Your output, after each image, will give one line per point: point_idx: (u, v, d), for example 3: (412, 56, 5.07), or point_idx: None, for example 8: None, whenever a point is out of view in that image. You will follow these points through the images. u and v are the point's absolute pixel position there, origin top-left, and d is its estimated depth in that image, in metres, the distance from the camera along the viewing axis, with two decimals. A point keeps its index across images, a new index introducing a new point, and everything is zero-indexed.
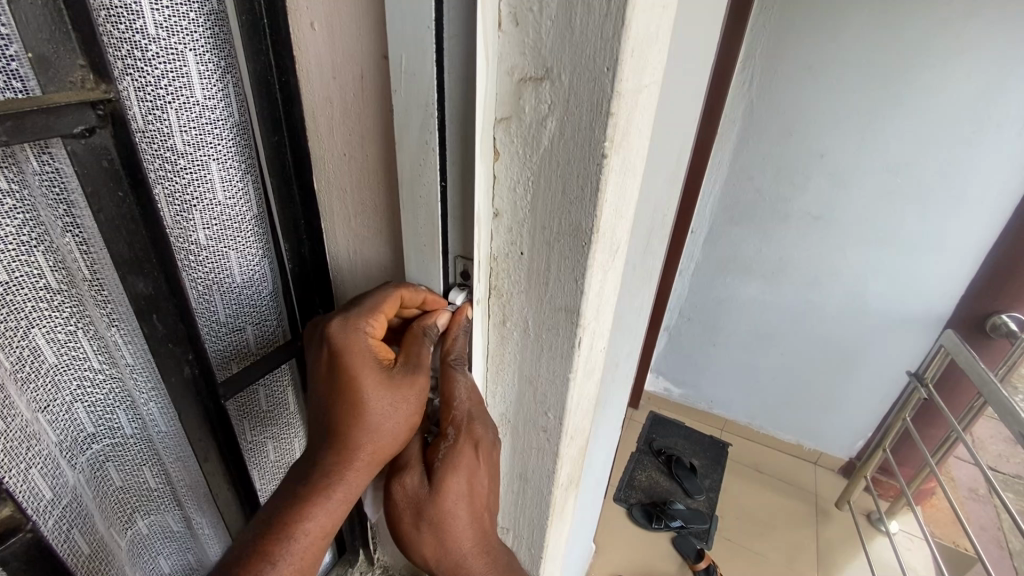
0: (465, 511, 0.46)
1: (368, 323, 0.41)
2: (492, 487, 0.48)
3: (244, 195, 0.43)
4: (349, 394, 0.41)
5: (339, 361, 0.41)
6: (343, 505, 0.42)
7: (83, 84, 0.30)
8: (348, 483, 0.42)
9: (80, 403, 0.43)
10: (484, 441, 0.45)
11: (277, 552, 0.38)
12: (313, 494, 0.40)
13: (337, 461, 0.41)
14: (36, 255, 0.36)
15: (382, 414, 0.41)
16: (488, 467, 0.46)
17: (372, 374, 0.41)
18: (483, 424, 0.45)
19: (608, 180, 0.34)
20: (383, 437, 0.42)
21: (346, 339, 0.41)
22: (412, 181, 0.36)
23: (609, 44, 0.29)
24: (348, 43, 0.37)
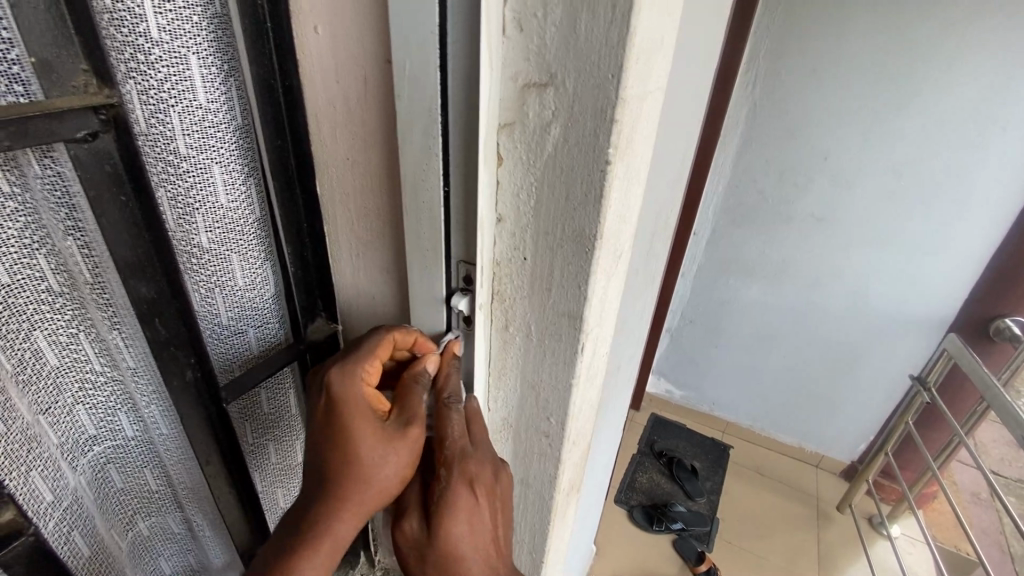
0: (463, 552, 0.44)
1: (365, 369, 0.41)
2: (495, 526, 0.46)
3: (247, 198, 0.43)
4: (344, 443, 0.41)
5: (336, 411, 0.41)
6: (333, 556, 0.42)
7: (86, 89, 0.30)
8: (338, 532, 0.42)
9: (81, 405, 0.43)
10: (479, 479, 0.44)
11: None
12: (303, 544, 0.40)
13: (329, 511, 0.41)
14: (37, 258, 0.36)
15: (377, 464, 0.41)
16: (488, 506, 0.44)
17: (368, 424, 0.41)
18: (477, 461, 0.44)
19: (612, 187, 0.34)
20: (377, 487, 0.42)
21: (342, 389, 0.41)
22: (415, 186, 0.36)
23: (613, 51, 0.29)
24: (352, 48, 0.37)
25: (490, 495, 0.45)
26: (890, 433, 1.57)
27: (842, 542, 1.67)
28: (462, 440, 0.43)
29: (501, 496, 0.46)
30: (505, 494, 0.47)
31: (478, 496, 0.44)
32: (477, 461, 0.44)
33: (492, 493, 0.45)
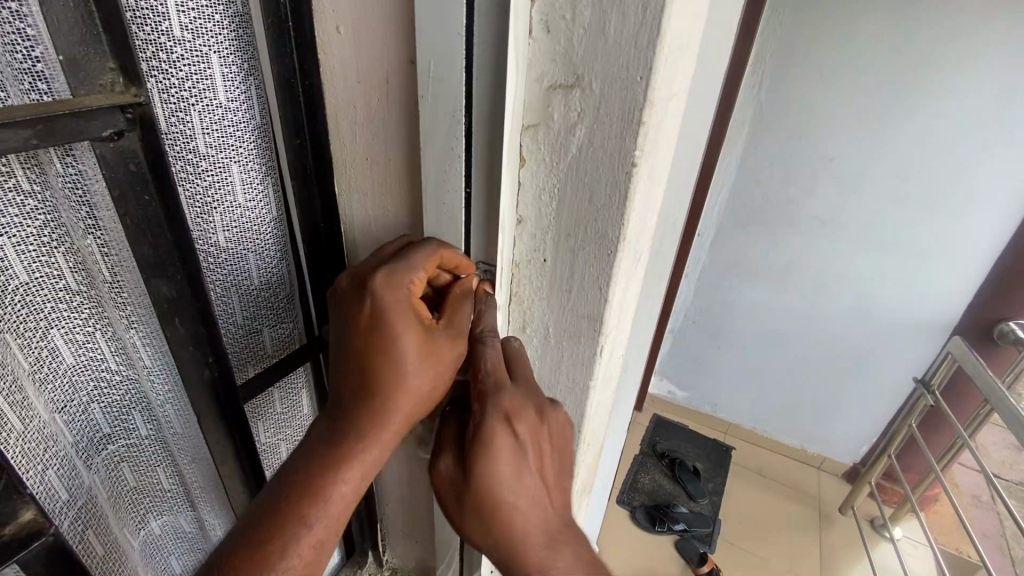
0: (508, 499, 0.39)
1: (411, 281, 0.37)
2: (544, 475, 0.41)
3: (264, 197, 0.43)
4: (389, 355, 0.38)
5: (382, 319, 0.37)
6: (371, 471, 0.39)
7: (113, 87, 0.30)
8: (378, 448, 0.39)
9: (96, 404, 0.42)
10: (522, 418, 0.40)
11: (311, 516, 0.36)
12: (341, 457, 0.37)
13: (369, 423, 0.38)
14: (55, 256, 0.36)
15: (417, 376, 0.39)
16: (534, 450, 0.40)
17: (411, 334, 0.38)
18: (517, 397, 0.40)
19: (637, 188, 0.34)
20: (420, 396, 0.40)
21: (388, 298, 0.37)
22: (437, 187, 0.36)
23: (642, 53, 0.29)
24: (374, 48, 0.36)
25: (536, 439, 0.40)
26: (893, 435, 1.58)
27: (844, 544, 1.67)
28: (500, 374, 0.41)
29: (551, 441, 0.41)
30: (558, 440, 0.42)
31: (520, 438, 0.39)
32: (516, 398, 0.40)
33: (540, 435, 0.41)
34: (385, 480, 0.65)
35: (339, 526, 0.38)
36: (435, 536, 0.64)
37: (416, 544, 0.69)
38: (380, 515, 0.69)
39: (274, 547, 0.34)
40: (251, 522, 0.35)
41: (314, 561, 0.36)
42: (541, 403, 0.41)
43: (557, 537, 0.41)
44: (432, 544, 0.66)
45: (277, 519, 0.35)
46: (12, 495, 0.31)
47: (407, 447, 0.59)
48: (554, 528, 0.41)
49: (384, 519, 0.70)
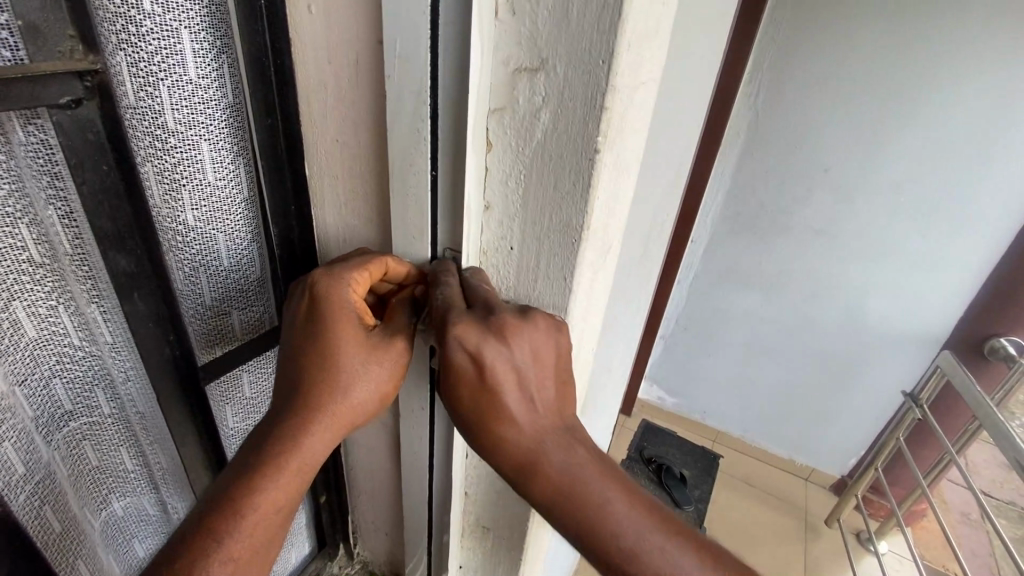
0: (486, 412, 0.39)
1: (353, 278, 0.39)
2: (525, 385, 0.39)
3: (235, 178, 0.43)
4: (325, 352, 0.40)
5: (318, 308, 0.40)
6: (299, 482, 0.39)
7: (72, 54, 0.29)
8: (304, 456, 0.39)
9: (58, 378, 0.42)
10: (482, 343, 0.37)
11: (221, 533, 0.35)
12: (262, 468, 0.37)
13: (295, 426, 0.39)
14: (19, 227, 0.36)
15: (349, 377, 0.40)
16: (504, 368, 0.38)
17: (350, 334, 0.40)
18: (468, 321, 0.37)
19: (601, 176, 0.34)
20: (353, 404, 0.41)
21: (325, 291, 0.39)
22: (403, 171, 0.36)
23: (605, 37, 0.29)
24: (344, 27, 0.36)
25: (498, 361, 0.37)
26: (880, 448, 1.57)
27: (828, 557, 1.67)
28: (450, 300, 0.37)
29: (529, 356, 0.38)
30: (538, 351, 0.38)
31: (482, 364, 0.37)
32: (469, 321, 0.37)
33: (508, 356, 0.37)
34: (355, 472, 0.64)
35: (262, 543, 0.37)
36: (404, 529, 0.63)
37: (387, 537, 0.68)
38: (351, 507, 0.69)
39: (192, 559, 0.34)
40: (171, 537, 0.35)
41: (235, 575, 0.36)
42: (499, 320, 0.37)
43: (543, 440, 0.39)
44: (402, 537, 0.66)
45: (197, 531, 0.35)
46: None
47: (376, 438, 0.58)
48: (541, 431, 0.39)
49: (356, 511, 0.69)
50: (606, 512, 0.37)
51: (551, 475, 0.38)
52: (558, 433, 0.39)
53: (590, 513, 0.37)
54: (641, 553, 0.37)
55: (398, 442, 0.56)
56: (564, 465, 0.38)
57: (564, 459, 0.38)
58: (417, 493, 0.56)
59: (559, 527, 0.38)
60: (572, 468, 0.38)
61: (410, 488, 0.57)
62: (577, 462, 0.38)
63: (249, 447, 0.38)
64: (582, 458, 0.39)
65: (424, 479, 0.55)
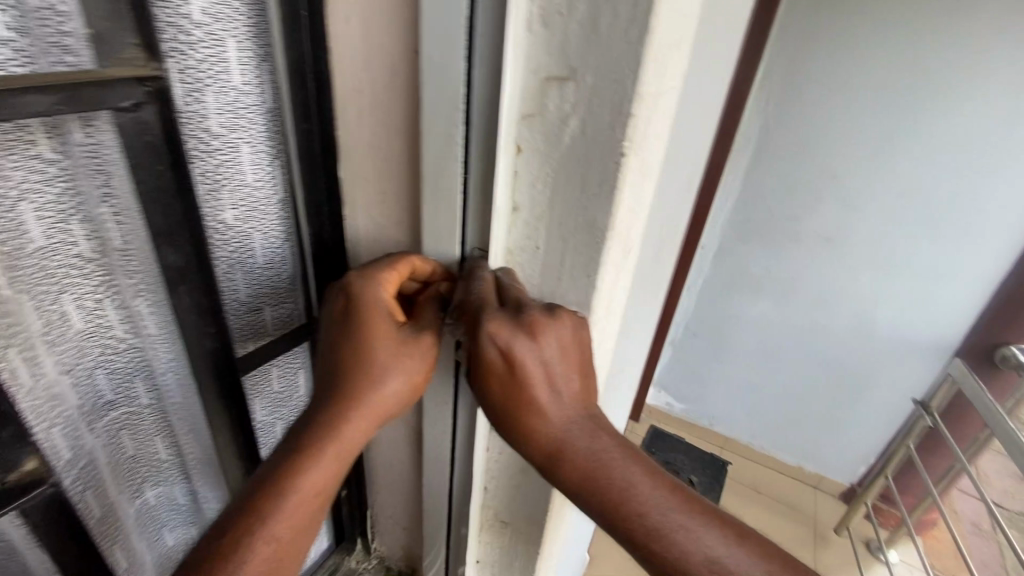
0: (514, 401, 0.41)
1: (383, 277, 0.42)
2: (551, 376, 0.41)
3: (271, 179, 0.45)
4: (361, 347, 0.42)
5: (352, 307, 0.42)
6: (335, 471, 0.41)
7: (136, 61, 0.31)
8: (341, 445, 0.41)
9: (102, 369, 0.44)
10: (512, 338, 0.39)
11: (266, 513, 0.37)
12: (302, 455, 0.39)
13: (333, 415, 0.41)
14: (71, 223, 0.38)
15: (383, 370, 0.42)
16: (532, 361, 0.40)
17: (384, 330, 0.43)
18: (500, 318, 0.39)
19: (626, 179, 0.35)
20: (387, 396, 0.43)
21: (360, 289, 0.42)
22: (436, 173, 0.38)
23: (633, 47, 0.30)
24: (381, 38, 0.38)
25: (529, 354, 0.40)
26: (890, 456, 1.57)
27: (837, 565, 1.66)
28: (483, 295, 0.39)
29: (556, 351, 0.40)
30: (565, 344, 0.40)
31: (512, 357, 0.40)
32: (500, 320, 0.39)
33: (538, 350, 0.40)
34: (375, 468, 0.66)
35: (300, 528, 0.39)
36: (423, 524, 0.65)
37: (405, 532, 0.70)
38: (370, 502, 0.70)
39: (239, 536, 0.36)
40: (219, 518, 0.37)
41: (275, 557, 0.37)
42: (530, 317, 0.39)
43: (567, 425, 0.41)
44: (420, 532, 0.67)
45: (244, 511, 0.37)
46: (19, 444, 0.33)
47: (398, 434, 0.60)
48: (566, 418, 0.41)
49: (374, 507, 0.70)
50: (631, 490, 0.40)
51: (575, 457, 0.41)
52: (581, 419, 0.42)
53: (614, 492, 0.40)
54: (665, 530, 0.39)
55: (420, 437, 0.58)
56: (586, 449, 0.41)
57: (586, 443, 0.41)
58: (438, 487, 0.58)
59: (584, 505, 0.41)
60: (594, 451, 0.41)
61: (431, 483, 0.59)
62: (599, 446, 0.41)
63: (290, 435, 0.41)
64: (607, 442, 0.41)
65: (444, 474, 0.57)
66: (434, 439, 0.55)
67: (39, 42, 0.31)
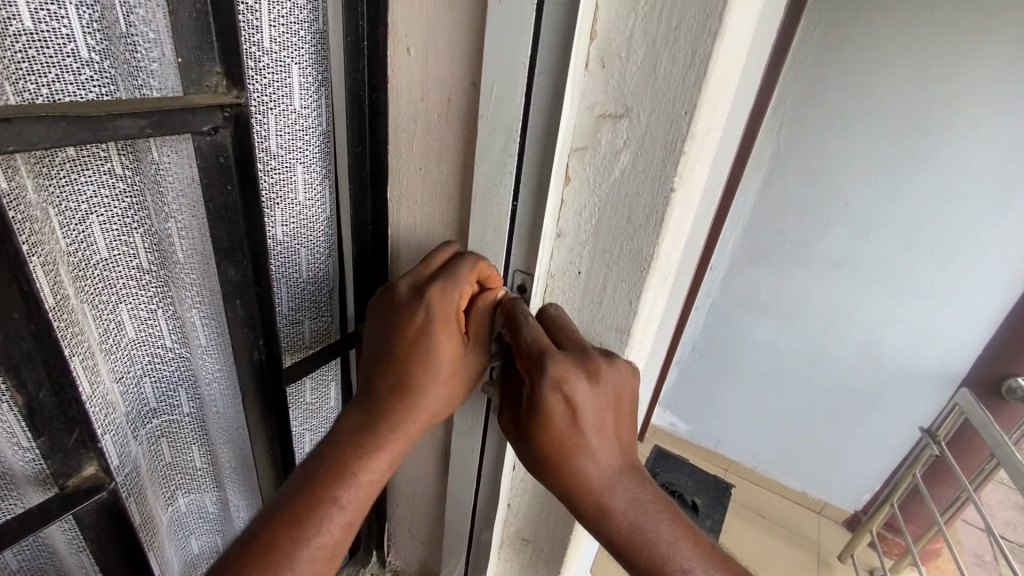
0: (570, 448, 0.42)
1: (462, 292, 0.42)
2: (605, 424, 0.42)
3: (320, 197, 0.46)
4: (427, 360, 0.43)
5: (432, 324, 0.43)
6: (394, 461, 0.43)
7: (216, 88, 0.34)
8: (397, 445, 0.43)
9: (149, 377, 0.45)
10: (576, 382, 0.40)
11: (329, 504, 0.39)
12: (362, 450, 0.42)
13: (389, 418, 0.43)
14: (134, 237, 0.40)
15: (440, 381, 0.44)
16: (590, 409, 0.41)
17: (448, 346, 0.44)
18: (568, 361, 0.40)
19: (672, 212, 0.37)
20: (443, 402, 0.45)
21: (441, 306, 0.42)
22: (486, 199, 0.40)
23: (689, 91, 0.32)
24: (441, 69, 0.40)
25: (587, 399, 0.40)
26: (897, 484, 1.57)
27: None
28: (541, 343, 0.41)
29: (612, 397, 0.42)
30: (619, 392, 0.42)
31: (570, 401, 0.40)
32: (569, 362, 0.40)
33: (594, 394, 0.41)
34: (397, 480, 0.67)
35: (364, 511, 0.42)
36: (443, 538, 0.65)
37: (423, 546, 0.70)
38: (389, 513, 0.71)
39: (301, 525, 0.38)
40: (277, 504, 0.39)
41: (344, 536, 0.40)
42: (592, 361, 0.41)
43: (615, 474, 0.43)
44: (439, 546, 0.68)
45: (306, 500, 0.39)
46: (81, 450, 0.34)
47: (425, 446, 0.61)
48: (615, 466, 0.43)
49: (393, 518, 0.71)
50: (672, 548, 0.41)
51: (624, 510, 0.42)
52: (628, 469, 0.43)
53: (661, 546, 0.41)
54: None
55: (448, 452, 0.59)
56: (633, 498, 0.42)
57: (633, 495, 0.43)
58: (463, 502, 0.59)
59: (625, 560, 0.42)
60: (641, 503, 0.42)
61: (455, 499, 0.60)
62: (646, 502, 0.43)
63: (344, 432, 0.43)
64: (650, 496, 0.43)
65: (470, 489, 0.58)
66: (462, 454, 0.56)
67: (121, 65, 0.33)
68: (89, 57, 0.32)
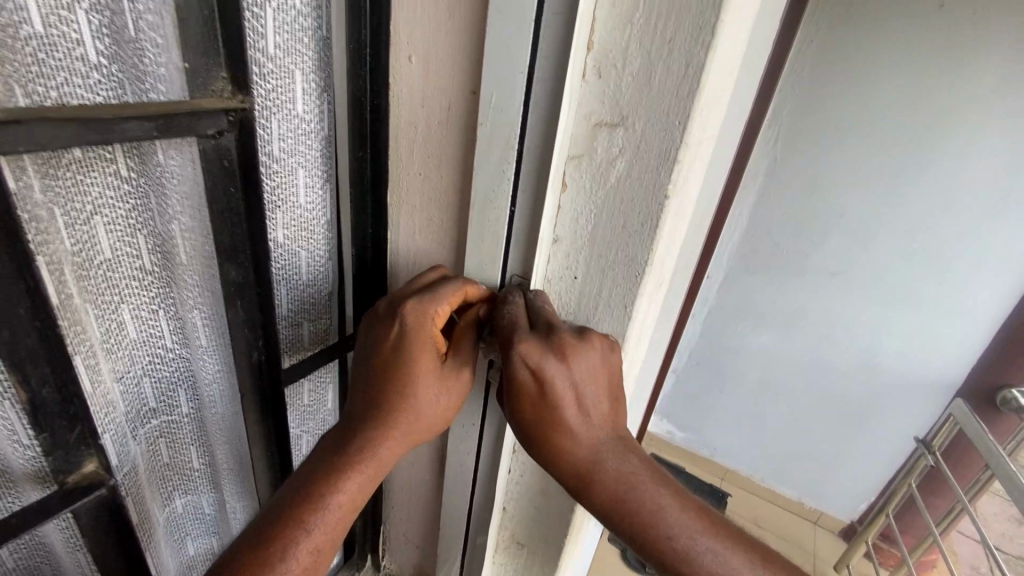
0: (548, 424, 0.43)
1: (438, 313, 0.43)
2: (581, 400, 0.43)
3: (321, 201, 0.47)
4: (405, 378, 0.45)
5: (405, 340, 0.44)
6: (369, 486, 0.44)
7: (223, 93, 0.35)
8: (376, 466, 0.44)
9: (149, 377, 0.45)
10: (544, 360, 0.41)
11: (307, 525, 0.40)
12: (342, 473, 0.43)
13: (372, 439, 0.44)
14: (138, 237, 0.40)
15: (421, 399, 0.45)
16: (563, 383, 0.42)
17: (429, 366, 0.45)
18: (533, 341, 0.41)
19: (666, 219, 0.38)
20: (424, 421, 0.46)
21: (416, 322, 0.44)
22: (484, 204, 0.41)
23: (683, 100, 0.33)
24: (442, 78, 0.41)
25: (558, 375, 0.41)
26: (892, 494, 1.57)
27: None
28: (515, 324, 0.41)
29: (587, 374, 0.42)
30: (595, 368, 0.42)
31: (541, 378, 0.42)
32: (536, 342, 0.41)
33: (563, 369, 0.41)
34: (393, 483, 0.67)
35: (336, 537, 0.42)
36: (439, 540, 0.65)
37: (418, 550, 0.70)
38: (385, 517, 0.71)
39: (279, 549, 0.39)
40: (259, 525, 0.40)
41: (314, 563, 0.41)
42: (559, 340, 0.41)
43: (596, 448, 0.43)
44: (435, 550, 0.68)
45: (285, 524, 0.40)
46: (81, 446, 0.35)
47: (421, 449, 0.61)
48: (594, 439, 0.43)
49: (389, 521, 0.71)
50: (657, 511, 0.42)
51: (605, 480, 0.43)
52: (610, 441, 0.44)
53: (644, 512, 0.42)
54: (692, 552, 0.42)
55: (444, 455, 0.59)
56: (615, 469, 0.43)
57: (616, 464, 0.43)
58: (459, 505, 0.59)
59: (617, 530, 0.43)
60: (625, 470, 0.43)
61: (451, 503, 0.60)
62: (628, 469, 0.43)
63: (325, 452, 0.44)
64: (632, 465, 0.43)
65: (466, 492, 0.58)
66: (459, 456, 0.56)
67: (129, 69, 0.33)
68: (97, 60, 0.32)
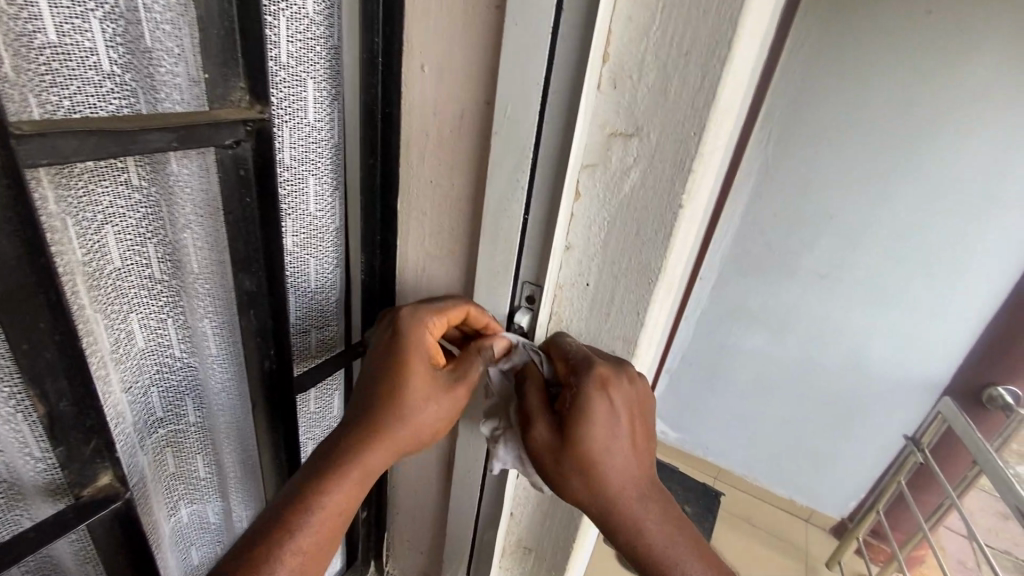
0: (602, 453, 0.44)
1: (429, 319, 0.46)
2: (632, 436, 0.45)
3: (330, 208, 0.47)
4: (397, 383, 0.45)
5: (398, 342, 0.45)
6: (356, 493, 0.42)
7: (241, 104, 0.35)
8: (364, 472, 0.43)
9: (156, 387, 0.45)
10: (615, 383, 0.43)
11: (295, 529, 0.38)
12: (333, 474, 0.41)
13: (363, 444, 0.43)
14: (148, 246, 0.40)
15: (413, 407, 0.45)
16: (622, 413, 0.44)
17: (422, 373, 0.46)
18: (609, 365, 0.43)
19: (680, 226, 0.39)
20: (416, 430, 0.45)
21: (413, 328, 0.45)
22: (498, 212, 0.41)
23: (699, 112, 0.34)
24: (454, 86, 0.42)
25: (623, 403, 0.43)
26: (882, 491, 1.59)
27: None
28: (585, 353, 0.44)
29: (636, 410, 0.45)
30: (644, 404, 0.46)
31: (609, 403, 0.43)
32: (610, 366, 0.43)
33: (626, 399, 0.43)
34: (398, 488, 0.67)
35: (322, 548, 0.40)
36: (445, 544, 0.65)
37: (424, 555, 0.70)
38: (389, 522, 0.70)
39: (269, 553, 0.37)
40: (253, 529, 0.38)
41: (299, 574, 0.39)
42: (630, 371, 0.44)
43: (638, 486, 0.45)
44: (441, 554, 0.68)
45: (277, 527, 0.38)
46: (96, 459, 0.34)
47: (428, 454, 0.61)
48: (638, 477, 0.45)
49: (393, 526, 0.71)
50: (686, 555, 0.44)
51: (643, 522, 0.44)
52: (649, 482, 0.46)
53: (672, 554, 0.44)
54: None
55: (451, 459, 0.59)
56: (654, 510, 0.45)
57: (654, 505, 0.45)
58: (466, 509, 0.59)
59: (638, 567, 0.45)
60: (661, 511, 0.45)
61: (458, 507, 0.60)
62: (664, 512, 0.45)
63: (320, 456, 0.42)
64: (668, 507, 0.46)
65: (474, 496, 0.58)
66: (467, 461, 0.57)
67: (142, 78, 0.33)
68: (111, 69, 0.32)
